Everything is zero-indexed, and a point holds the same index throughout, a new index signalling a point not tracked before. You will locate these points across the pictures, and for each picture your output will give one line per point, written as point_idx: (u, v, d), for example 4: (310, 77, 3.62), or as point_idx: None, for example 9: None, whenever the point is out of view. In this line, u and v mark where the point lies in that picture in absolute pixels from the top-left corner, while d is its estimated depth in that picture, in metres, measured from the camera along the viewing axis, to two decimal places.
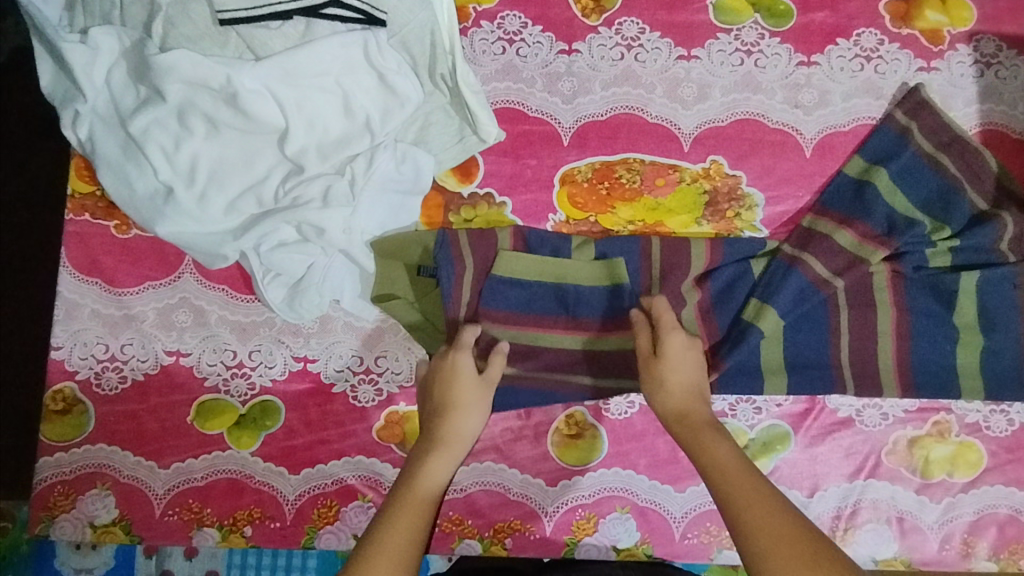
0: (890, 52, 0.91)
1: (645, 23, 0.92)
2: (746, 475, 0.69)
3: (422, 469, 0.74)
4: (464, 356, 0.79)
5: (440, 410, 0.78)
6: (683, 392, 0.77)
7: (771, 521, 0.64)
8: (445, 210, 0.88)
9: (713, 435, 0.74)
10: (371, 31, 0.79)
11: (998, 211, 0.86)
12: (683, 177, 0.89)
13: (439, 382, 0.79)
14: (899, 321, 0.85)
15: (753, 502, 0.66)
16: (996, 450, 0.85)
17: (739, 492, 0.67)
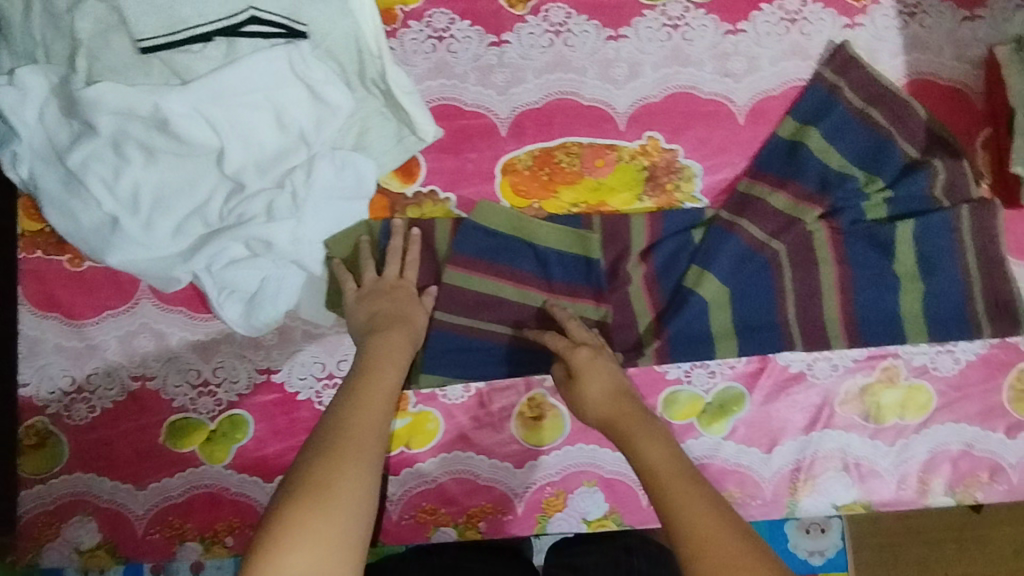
0: (814, 12, 0.92)
1: (571, 7, 0.92)
2: (682, 482, 0.64)
3: (355, 399, 0.70)
4: (410, 287, 0.84)
5: (396, 319, 0.80)
6: (604, 402, 0.75)
7: (700, 522, 0.60)
8: (392, 211, 0.90)
9: (642, 433, 0.70)
10: (294, 44, 0.79)
11: (929, 158, 0.88)
12: (621, 156, 0.91)
13: (385, 303, 0.81)
14: (842, 276, 0.87)
15: (699, 515, 0.60)
16: (944, 390, 0.88)
17: (673, 496, 0.63)
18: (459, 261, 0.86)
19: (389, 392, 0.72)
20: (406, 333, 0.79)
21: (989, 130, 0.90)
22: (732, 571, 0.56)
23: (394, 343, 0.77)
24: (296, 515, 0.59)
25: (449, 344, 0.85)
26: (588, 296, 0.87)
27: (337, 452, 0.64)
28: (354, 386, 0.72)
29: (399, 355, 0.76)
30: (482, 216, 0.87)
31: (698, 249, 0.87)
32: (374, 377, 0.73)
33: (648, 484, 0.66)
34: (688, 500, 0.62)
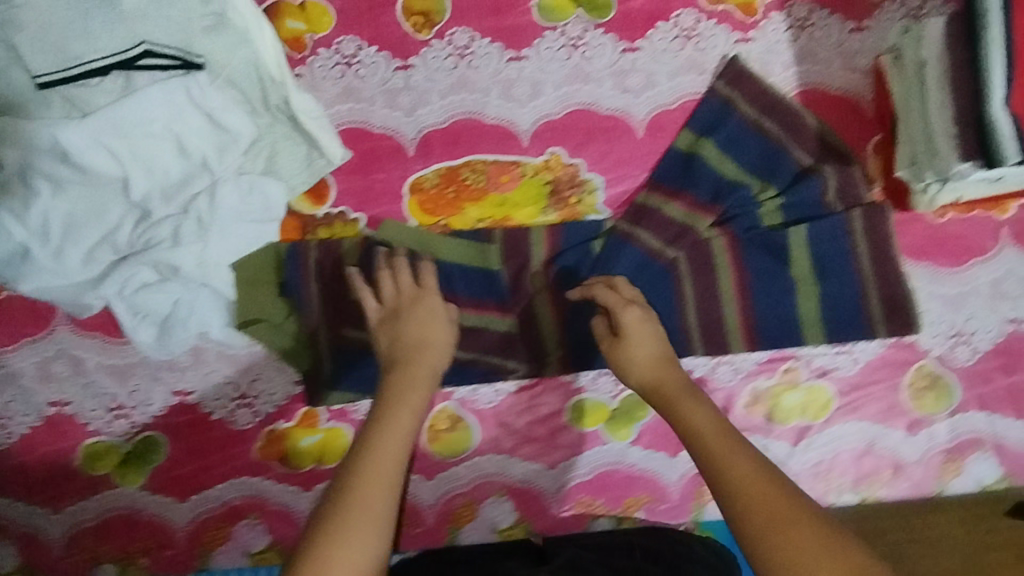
0: (708, 28, 0.94)
1: (474, 31, 0.95)
2: (740, 451, 0.66)
3: (400, 403, 0.71)
4: (434, 298, 0.80)
5: (412, 343, 0.77)
6: (651, 368, 0.75)
7: (750, 492, 0.63)
8: (303, 232, 0.93)
9: (691, 400, 0.71)
10: (191, 75, 0.82)
11: (820, 165, 0.91)
12: (526, 172, 0.93)
13: (408, 321, 0.78)
14: (740, 282, 0.90)
15: (753, 487, 0.63)
16: (844, 389, 0.90)
17: (727, 467, 0.65)
18: (365, 279, 0.89)
19: (417, 407, 0.72)
20: (442, 334, 0.78)
21: (879, 137, 0.92)
22: (779, 542, 0.60)
23: (421, 372, 0.74)
24: (335, 539, 0.62)
25: (357, 361, 0.88)
26: (491, 309, 0.89)
27: (374, 467, 0.66)
28: (394, 400, 0.72)
29: (427, 378, 0.74)
30: (388, 233, 0.90)
31: (599, 260, 0.89)
32: (404, 396, 0.72)
33: (691, 445, 0.68)
34: (725, 473, 0.64)
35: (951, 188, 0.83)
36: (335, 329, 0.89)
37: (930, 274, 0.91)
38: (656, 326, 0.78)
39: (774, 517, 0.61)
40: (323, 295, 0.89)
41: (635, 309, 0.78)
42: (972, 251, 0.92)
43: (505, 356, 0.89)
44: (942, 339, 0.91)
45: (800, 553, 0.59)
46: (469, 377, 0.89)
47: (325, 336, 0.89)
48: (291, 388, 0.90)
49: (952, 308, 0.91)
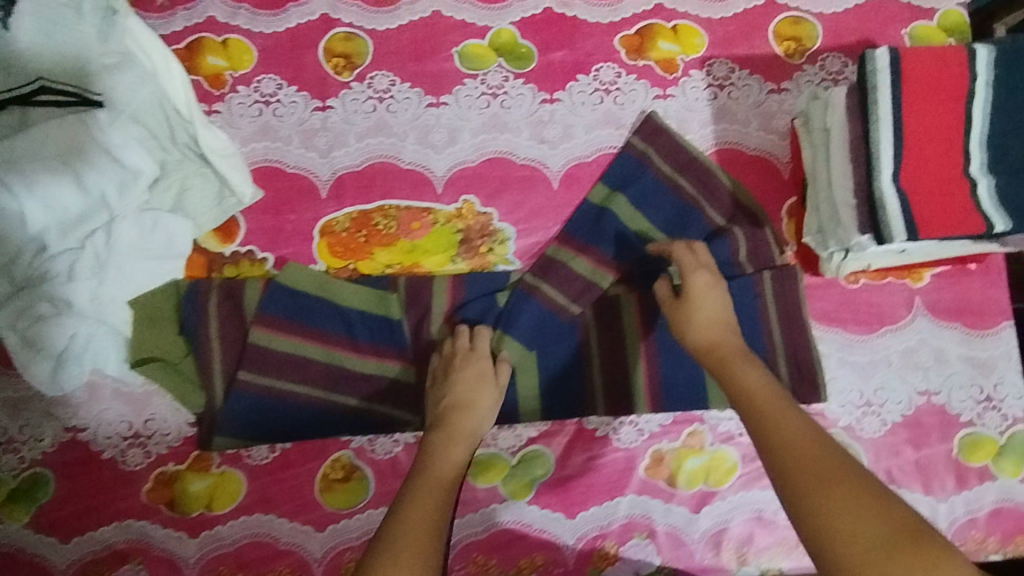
0: (628, 83, 0.95)
1: (395, 75, 0.95)
2: (782, 405, 0.64)
3: (435, 452, 0.72)
4: (485, 363, 0.82)
5: (457, 404, 0.78)
6: (704, 332, 0.75)
7: (794, 438, 0.60)
8: (208, 270, 0.91)
9: (744, 364, 0.70)
10: (90, 112, 0.81)
11: (730, 226, 0.90)
12: (437, 219, 0.92)
13: (457, 382, 0.80)
14: (647, 341, 0.88)
15: (794, 434, 0.60)
16: (748, 456, 0.89)
17: (772, 417, 0.63)
18: (265, 321, 0.87)
19: (461, 456, 0.72)
20: (490, 394, 0.80)
21: (794, 199, 0.93)
22: (820, 487, 0.55)
23: (458, 428, 0.75)
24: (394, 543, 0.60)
25: (251, 406, 0.86)
26: (389, 356, 0.88)
27: (419, 495, 0.65)
28: (435, 448, 0.72)
29: (469, 439, 0.75)
30: (291, 277, 0.88)
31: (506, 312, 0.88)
32: (447, 445, 0.73)
33: (743, 406, 0.66)
34: (779, 428, 0.61)
35: (856, 258, 0.82)
36: (231, 372, 0.88)
37: (840, 341, 0.90)
38: (722, 290, 0.80)
39: (818, 468, 0.57)
40: (221, 338, 0.88)
41: (710, 275, 0.80)
42: (883, 319, 0.91)
43: (401, 408, 0.87)
44: (850, 408, 0.89)
45: (862, 504, 0.53)
46: (362, 428, 0.87)
47: (221, 379, 0.88)
48: (186, 430, 0.89)
49: (861, 376, 0.90)
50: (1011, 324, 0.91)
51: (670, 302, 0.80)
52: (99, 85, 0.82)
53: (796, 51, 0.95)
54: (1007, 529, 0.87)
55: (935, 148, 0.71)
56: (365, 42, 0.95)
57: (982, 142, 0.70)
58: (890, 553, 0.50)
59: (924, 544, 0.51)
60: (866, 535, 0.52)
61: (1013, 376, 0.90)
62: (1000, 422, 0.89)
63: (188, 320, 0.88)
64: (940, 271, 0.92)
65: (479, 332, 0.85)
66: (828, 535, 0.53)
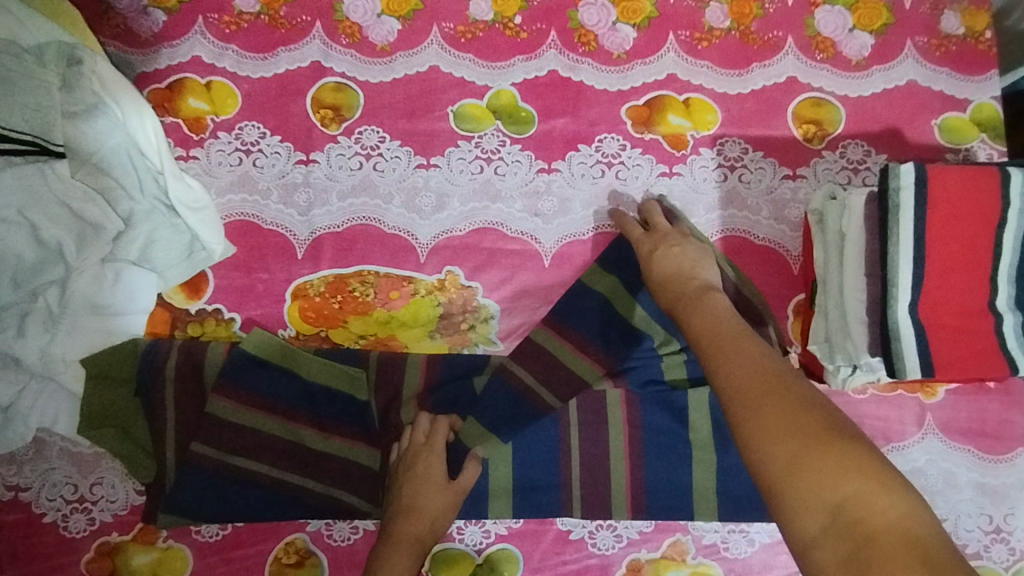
0: (632, 157, 0.89)
1: (385, 132, 0.89)
2: (732, 335, 0.62)
3: (379, 569, 0.74)
4: (438, 463, 0.78)
5: (405, 512, 0.76)
6: (665, 276, 0.76)
7: (737, 362, 0.58)
8: (172, 326, 0.86)
9: (705, 301, 0.69)
10: (46, 162, 0.76)
11: None
12: (417, 290, 0.86)
13: (407, 486, 0.77)
14: (631, 439, 0.83)
15: (738, 359, 0.58)
16: (734, 573, 0.82)
17: (719, 344, 0.61)
18: (226, 391, 0.81)
19: (405, 570, 0.73)
20: (440, 497, 0.77)
21: (802, 296, 0.86)
22: (753, 402, 0.53)
23: (403, 542, 0.75)
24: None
25: (201, 483, 0.80)
26: (355, 436, 0.82)
27: None
28: (380, 559, 0.74)
29: (410, 549, 0.75)
30: (256, 344, 0.82)
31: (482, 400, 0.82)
32: (392, 560, 0.74)
33: (694, 337, 0.65)
34: (722, 353, 0.60)
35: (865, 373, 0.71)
36: (184, 442, 0.81)
37: None
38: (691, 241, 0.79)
39: (755, 385, 0.55)
40: (176, 405, 0.82)
41: (676, 236, 0.80)
42: (890, 435, 0.84)
43: (361, 496, 0.81)
44: None
45: (790, 415, 0.51)
46: (320, 513, 0.80)
47: (172, 450, 0.81)
48: (134, 498, 0.82)
49: None
50: None
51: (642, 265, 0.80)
52: (59, 134, 0.76)
53: (815, 135, 0.89)
54: None
55: (959, 281, 0.66)
56: (356, 94, 0.90)
57: (1010, 277, 0.65)
58: (810, 459, 0.48)
59: (848, 446, 0.48)
60: (788, 444, 0.49)
61: None
62: (1010, 558, 0.82)
63: (142, 383, 0.81)
64: (955, 387, 0.85)
65: (434, 422, 0.80)
66: (756, 440, 0.51)
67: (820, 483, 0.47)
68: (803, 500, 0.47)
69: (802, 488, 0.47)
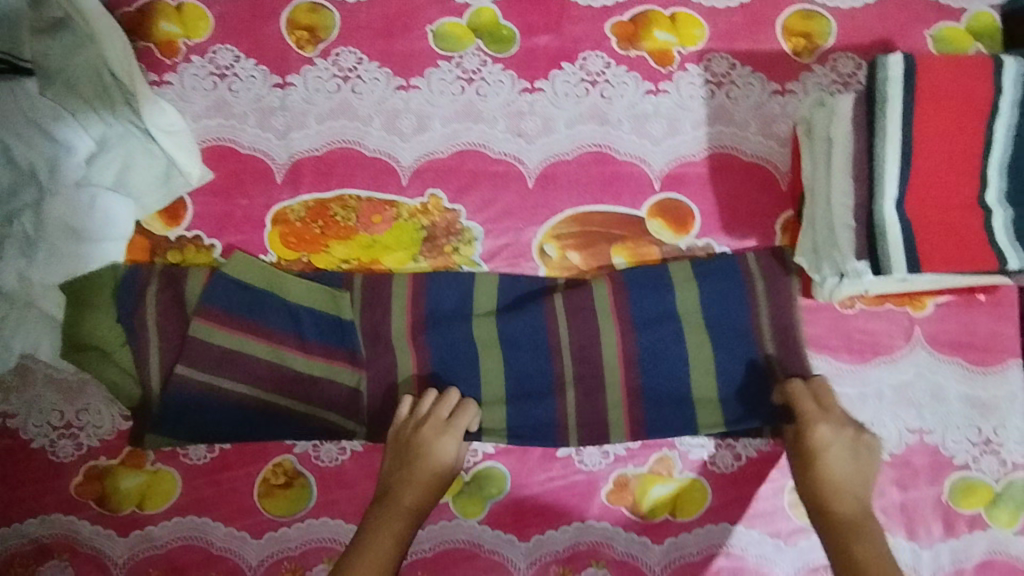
0: (617, 75, 0.87)
1: (363, 53, 0.87)
2: (878, 546, 0.69)
3: (370, 537, 0.72)
4: (454, 442, 0.77)
5: (411, 480, 0.75)
6: (822, 478, 0.73)
7: (870, 558, 0.68)
8: (151, 254, 0.84)
9: (843, 486, 0.73)
10: (18, 82, 0.78)
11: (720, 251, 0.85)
12: (400, 214, 0.85)
13: (418, 453, 0.76)
14: (623, 356, 0.82)
15: (867, 550, 0.69)
16: (721, 487, 0.82)
17: (860, 536, 0.70)
18: (208, 314, 0.81)
19: (400, 537, 0.72)
20: (445, 474, 0.77)
21: (791, 212, 0.85)
22: None
23: (400, 509, 0.74)
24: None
25: (187, 404, 0.80)
26: (340, 359, 0.82)
27: None
28: (374, 524, 0.73)
29: (405, 521, 0.73)
30: (237, 267, 0.82)
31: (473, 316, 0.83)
32: (386, 523, 0.73)
33: (825, 526, 0.72)
34: (853, 548, 0.69)
35: (852, 283, 0.70)
36: (170, 364, 0.81)
37: (829, 370, 0.83)
38: (848, 430, 0.76)
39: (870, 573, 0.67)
40: (159, 329, 0.81)
41: (839, 425, 0.75)
42: (878, 349, 0.83)
43: (347, 416, 0.82)
44: None
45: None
46: (307, 434, 0.81)
47: (157, 374, 0.81)
48: (121, 423, 0.82)
49: (851, 410, 0.82)
50: (1019, 363, 0.84)
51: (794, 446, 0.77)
52: (28, 53, 0.79)
53: (804, 48, 0.87)
54: None
55: (948, 171, 0.64)
56: (333, 14, 0.87)
57: (1001, 168, 0.63)
58: None
59: None
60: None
61: (1016, 419, 0.83)
62: (997, 467, 0.82)
63: (123, 308, 0.81)
64: (945, 300, 0.84)
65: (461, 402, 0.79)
66: None
67: None
68: None
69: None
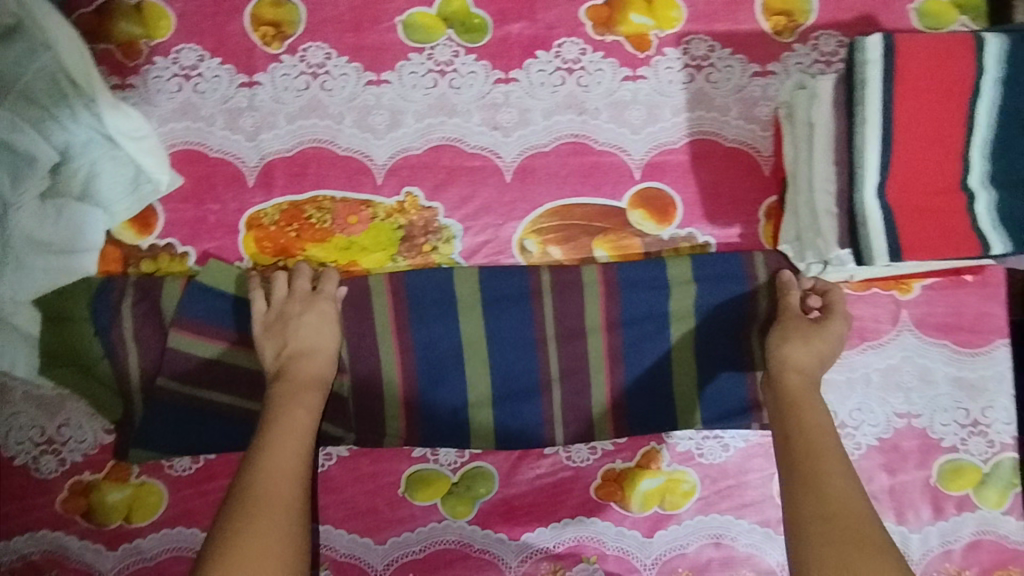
0: (593, 61, 0.84)
1: (331, 47, 0.84)
2: (835, 458, 0.65)
3: (279, 411, 0.71)
4: (327, 304, 0.78)
5: (301, 352, 0.76)
6: (803, 353, 0.74)
7: (832, 476, 0.64)
8: (125, 264, 0.82)
9: (810, 404, 0.71)
10: None
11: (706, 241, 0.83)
12: (376, 213, 0.83)
13: (299, 330, 0.76)
14: (609, 348, 0.82)
15: (827, 466, 0.65)
16: (710, 478, 0.82)
17: (813, 453, 0.66)
18: (186, 324, 0.79)
19: (311, 403, 0.72)
20: (332, 338, 0.78)
21: (775, 198, 0.83)
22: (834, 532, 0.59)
23: (304, 378, 0.74)
24: (245, 507, 0.63)
25: (171, 414, 0.79)
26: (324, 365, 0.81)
27: (272, 449, 0.67)
28: (280, 400, 0.72)
29: (311, 388, 0.74)
30: (213, 275, 0.80)
31: (457, 311, 0.82)
32: (291, 394, 0.73)
33: (787, 447, 0.68)
34: (820, 479, 0.64)
35: (835, 270, 0.78)
36: (150, 377, 0.80)
37: None
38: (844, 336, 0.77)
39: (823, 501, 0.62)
40: (138, 343, 0.80)
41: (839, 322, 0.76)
42: (865, 333, 0.83)
43: (335, 421, 0.81)
44: None
45: (831, 522, 0.60)
46: None
47: (138, 387, 0.80)
48: (103, 437, 0.81)
49: (838, 397, 0.82)
50: (1006, 343, 0.83)
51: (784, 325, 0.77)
52: None
53: (785, 27, 0.84)
54: (986, 563, 0.81)
55: (929, 157, 0.63)
56: (298, 8, 0.85)
57: (985, 150, 0.62)
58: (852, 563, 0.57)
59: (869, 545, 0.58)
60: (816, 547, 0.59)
61: (1004, 399, 0.82)
62: (985, 448, 0.82)
63: (96, 320, 0.79)
64: (932, 282, 0.83)
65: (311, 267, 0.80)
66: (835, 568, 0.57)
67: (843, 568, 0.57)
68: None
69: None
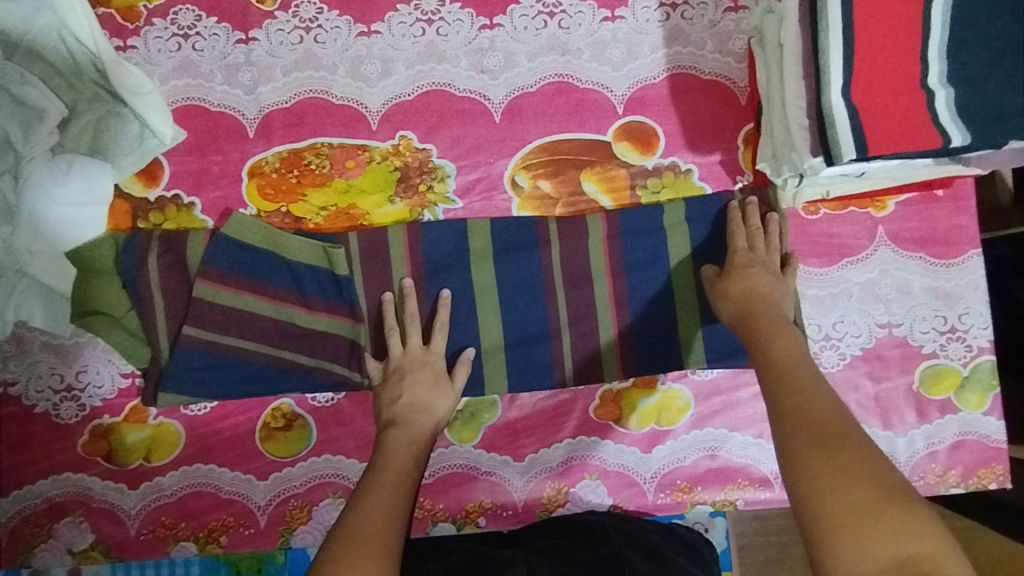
0: (573, 5, 0.88)
1: (322, 2, 0.88)
2: (805, 370, 0.65)
3: (386, 459, 0.71)
4: (440, 363, 0.80)
5: (415, 407, 0.77)
6: (744, 296, 0.76)
7: (810, 393, 0.62)
8: (133, 216, 0.86)
9: (774, 330, 0.71)
10: None
11: (688, 168, 0.87)
12: (373, 157, 0.87)
13: (412, 387, 0.78)
14: (605, 275, 0.85)
15: (801, 388, 0.63)
16: (702, 395, 0.86)
17: (785, 377, 0.64)
18: (211, 275, 0.82)
19: (416, 453, 0.73)
20: (443, 396, 0.79)
21: (752, 124, 0.88)
22: (820, 446, 0.56)
23: (415, 432, 0.75)
24: (343, 533, 0.61)
25: (197, 362, 0.82)
26: (344, 315, 0.84)
27: (378, 491, 0.66)
28: (386, 447, 0.73)
29: (422, 443, 0.74)
30: (235, 228, 0.83)
31: (469, 261, 0.85)
32: (404, 444, 0.73)
33: (766, 370, 0.67)
34: (797, 392, 0.62)
35: (812, 182, 0.79)
36: (177, 328, 0.82)
37: (798, 274, 0.86)
38: (771, 269, 0.79)
39: (815, 420, 0.58)
40: (163, 291, 0.83)
41: (766, 259, 0.80)
42: (844, 250, 0.87)
43: (354, 368, 0.83)
44: (810, 343, 0.86)
45: (821, 433, 0.57)
46: (316, 386, 0.83)
47: (166, 339, 0.82)
48: (119, 381, 0.84)
49: (820, 310, 0.86)
50: (979, 253, 0.87)
51: (716, 279, 0.80)
52: None
53: None
54: (969, 462, 0.85)
55: (888, 64, 0.67)
56: None
57: (940, 53, 0.65)
58: (845, 477, 0.53)
59: (853, 448, 0.55)
60: (822, 467, 0.54)
61: (980, 306, 0.86)
62: (963, 352, 0.86)
63: (124, 270, 0.82)
64: (906, 199, 0.87)
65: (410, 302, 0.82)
66: (822, 494, 0.53)
67: (841, 481, 0.53)
68: (823, 488, 0.53)
69: (826, 511, 0.52)
